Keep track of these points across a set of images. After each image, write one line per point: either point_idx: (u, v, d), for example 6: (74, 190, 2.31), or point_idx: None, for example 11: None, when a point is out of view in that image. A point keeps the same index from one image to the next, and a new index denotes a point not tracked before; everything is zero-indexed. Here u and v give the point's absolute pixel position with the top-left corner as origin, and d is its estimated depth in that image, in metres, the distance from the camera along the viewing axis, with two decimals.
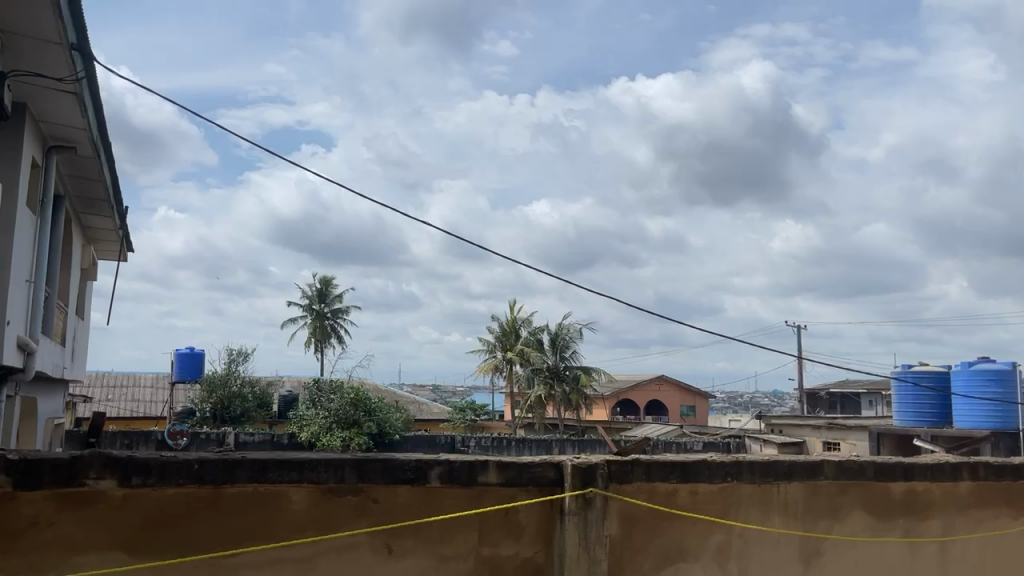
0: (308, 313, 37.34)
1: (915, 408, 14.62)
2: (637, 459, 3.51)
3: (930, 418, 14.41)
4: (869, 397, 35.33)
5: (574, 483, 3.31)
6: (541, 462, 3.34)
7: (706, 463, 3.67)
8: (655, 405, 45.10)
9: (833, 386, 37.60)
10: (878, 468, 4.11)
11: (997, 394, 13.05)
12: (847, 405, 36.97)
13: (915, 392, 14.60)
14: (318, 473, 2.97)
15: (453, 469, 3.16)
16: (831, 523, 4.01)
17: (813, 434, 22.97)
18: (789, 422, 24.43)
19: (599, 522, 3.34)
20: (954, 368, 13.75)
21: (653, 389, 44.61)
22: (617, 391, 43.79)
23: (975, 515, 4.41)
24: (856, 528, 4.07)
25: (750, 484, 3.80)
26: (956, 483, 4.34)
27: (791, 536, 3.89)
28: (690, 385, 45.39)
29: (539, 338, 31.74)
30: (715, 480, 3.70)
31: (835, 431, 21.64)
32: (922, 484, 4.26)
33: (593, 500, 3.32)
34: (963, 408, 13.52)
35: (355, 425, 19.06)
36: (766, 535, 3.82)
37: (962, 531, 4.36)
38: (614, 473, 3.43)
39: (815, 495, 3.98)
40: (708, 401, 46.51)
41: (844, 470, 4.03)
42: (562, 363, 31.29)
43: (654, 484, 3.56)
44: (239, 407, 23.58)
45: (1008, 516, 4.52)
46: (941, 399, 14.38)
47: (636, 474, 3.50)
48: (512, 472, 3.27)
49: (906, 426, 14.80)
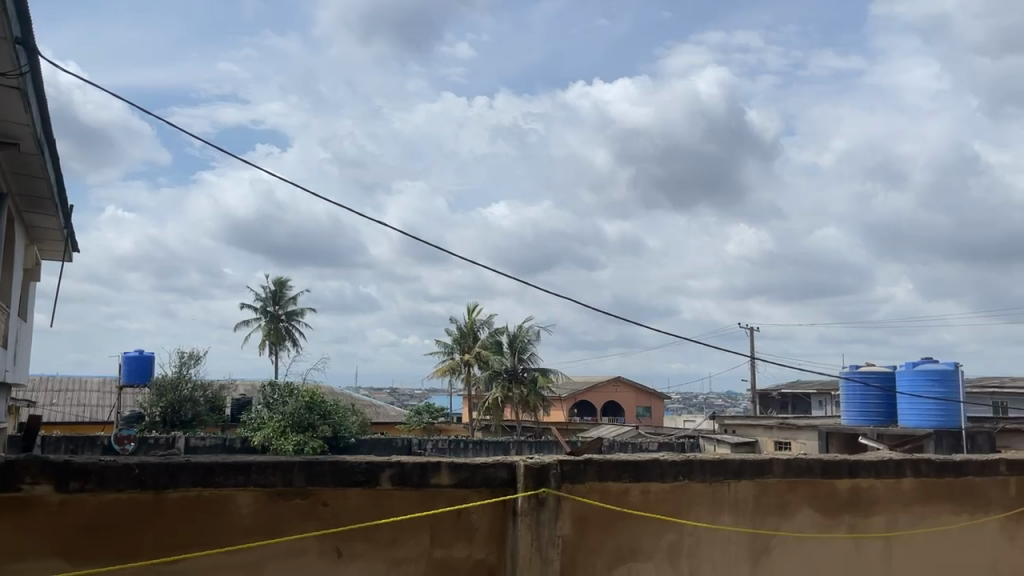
0: (262, 316, 36.79)
1: (862, 407, 14.98)
2: (590, 459, 3.53)
3: (877, 417, 14.79)
4: (820, 397, 36.13)
5: (527, 483, 3.31)
6: (494, 463, 3.33)
7: (658, 462, 3.70)
8: (611, 407, 45.49)
9: (785, 387, 38.37)
10: (824, 466, 4.20)
11: (940, 393, 13.45)
12: (798, 406, 37.74)
13: (862, 391, 14.97)
14: (265, 477, 2.92)
15: (405, 471, 3.13)
16: (779, 520, 4.08)
17: (764, 434, 23.40)
18: (742, 421, 24.84)
19: (551, 522, 3.35)
20: (900, 368, 14.13)
21: (609, 390, 45.00)
22: (574, 393, 44.00)
23: (918, 510, 4.53)
24: (803, 525, 4.15)
25: (701, 482, 3.84)
26: (900, 479, 4.46)
27: (741, 535, 3.95)
28: (647, 386, 45.85)
29: (497, 340, 31.73)
30: (667, 479, 3.74)
31: (786, 431, 22.07)
32: (867, 481, 4.36)
33: (546, 501, 3.33)
34: (908, 406, 13.87)
35: (309, 429, 18.81)
36: (717, 533, 3.87)
37: (905, 527, 4.47)
38: (567, 473, 3.45)
39: (764, 492, 4.05)
40: (663, 402, 47.09)
41: (792, 467, 4.11)
42: (520, 365, 31.40)
43: (606, 484, 3.58)
44: (190, 411, 23.09)
45: (951, 511, 4.65)
46: (887, 399, 14.76)
47: (589, 474, 3.51)
48: (465, 473, 3.26)
49: (854, 425, 15.18)
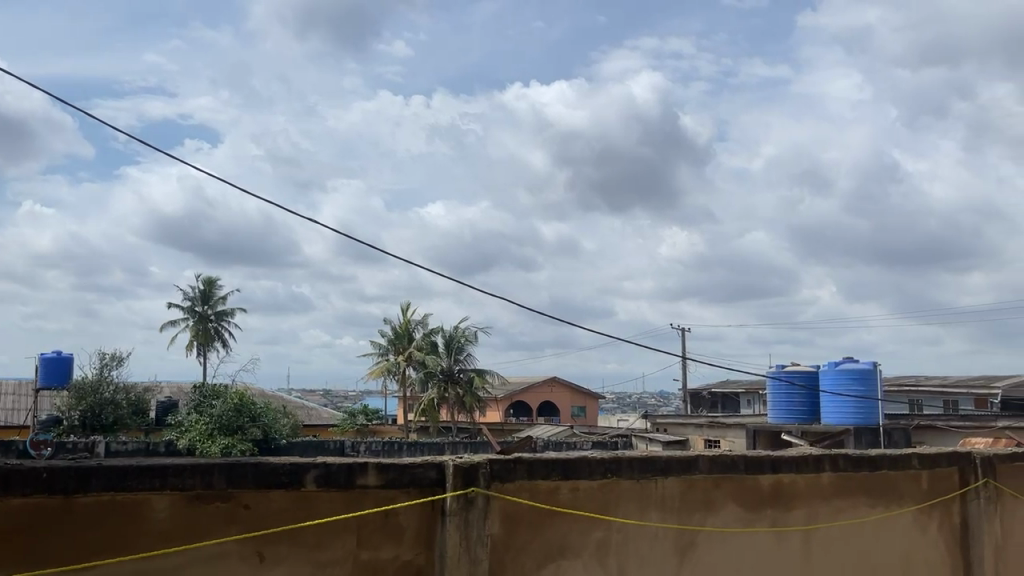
0: (190, 316, 35.73)
1: (788, 404, 15.50)
2: (519, 458, 3.54)
3: (801, 415, 15.30)
4: (748, 396, 37.17)
5: (455, 483, 3.30)
6: (422, 463, 3.30)
7: (587, 460, 3.74)
8: (547, 407, 45.78)
9: (715, 386, 39.31)
10: (748, 462, 4.31)
11: (860, 392, 14.01)
12: (727, 404, 38.70)
13: (788, 390, 15.48)
14: (183, 480, 2.84)
15: (331, 472, 3.08)
16: (705, 515, 4.16)
17: (695, 432, 23.91)
18: (673, 420, 25.34)
19: (480, 521, 3.35)
20: (822, 367, 14.69)
21: (545, 391, 45.28)
22: (510, 394, 44.17)
23: (836, 504, 4.69)
24: (728, 520, 4.25)
25: (629, 480, 3.90)
26: (819, 475, 4.61)
27: (668, 531, 4.01)
28: (582, 386, 46.33)
29: (433, 341, 31.58)
30: (596, 476, 3.78)
31: (715, 429, 22.59)
32: (788, 476, 4.50)
33: (475, 500, 3.34)
34: (831, 404, 14.39)
35: (238, 432, 18.33)
36: (644, 530, 3.93)
37: (824, 520, 4.62)
38: (497, 472, 3.45)
39: (690, 488, 4.13)
40: (598, 402, 47.65)
41: (718, 464, 4.20)
42: (456, 366, 31.26)
43: (536, 483, 3.59)
44: (111, 414, 22.25)
45: (867, 504, 4.83)
46: (811, 397, 15.28)
47: (518, 473, 3.52)
48: (392, 474, 3.22)
49: (780, 423, 15.67)
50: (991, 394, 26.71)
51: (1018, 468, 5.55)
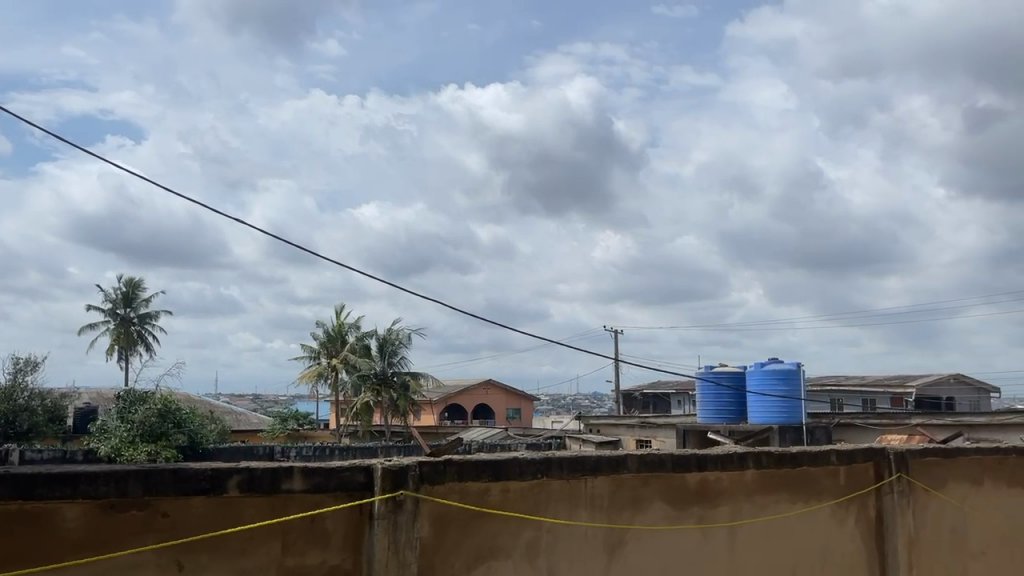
0: (111, 318, 34.40)
1: (716, 405, 15.90)
2: (449, 460, 3.53)
3: (729, 414, 15.73)
4: (678, 396, 37.99)
5: (384, 487, 3.27)
6: (350, 467, 3.26)
7: (518, 461, 3.75)
8: (481, 409, 45.80)
9: (647, 387, 40.06)
10: (675, 460, 4.40)
11: (785, 392, 14.52)
12: (658, 405, 39.46)
13: (716, 391, 15.86)
14: (98, 488, 2.73)
15: (254, 477, 3.01)
16: (633, 514, 4.23)
17: (627, 432, 24.29)
18: (606, 421, 25.69)
19: (409, 524, 3.32)
20: (748, 368, 15.21)
21: (480, 393, 45.27)
22: (445, 397, 43.99)
23: (759, 500, 4.83)
24: (655, 518, 4.32)
25: (560, 480, 3.93)
26: (743, 472, 4.74)
27: (597, 530, 4.06)
28: (516, 388, 46.50)
29: (366, 344, 31.23)
30: (526, 477, 3.80)
31: (647, 429, 23.00)
32: (714, 473, 4.61)
33: (404, 503, 3.31)
34: (757, 404, 14.87)
35: (163, 438, 17.74)
36: (574, 529, 3.96)
37: (747, 516, 4.75)
38: (426, 475, 3.43)
39: (619, 487, 4.18)
40: (532, 404, 47.94)
41: (646, 463, 4.27)
42: (390, 369, 30.96)
43: (466, 485, 3.59)
44: (26, 422, 21.24)
45: (789, 499, 4.99)
46: (738, 397, 15.73)
47: (449, 474, 3.51)
48: (318, 479, 3.16)
49: (709, 423, 16.07)
50: (905, 392, 28.02)
51: (930, 464, 5.81)
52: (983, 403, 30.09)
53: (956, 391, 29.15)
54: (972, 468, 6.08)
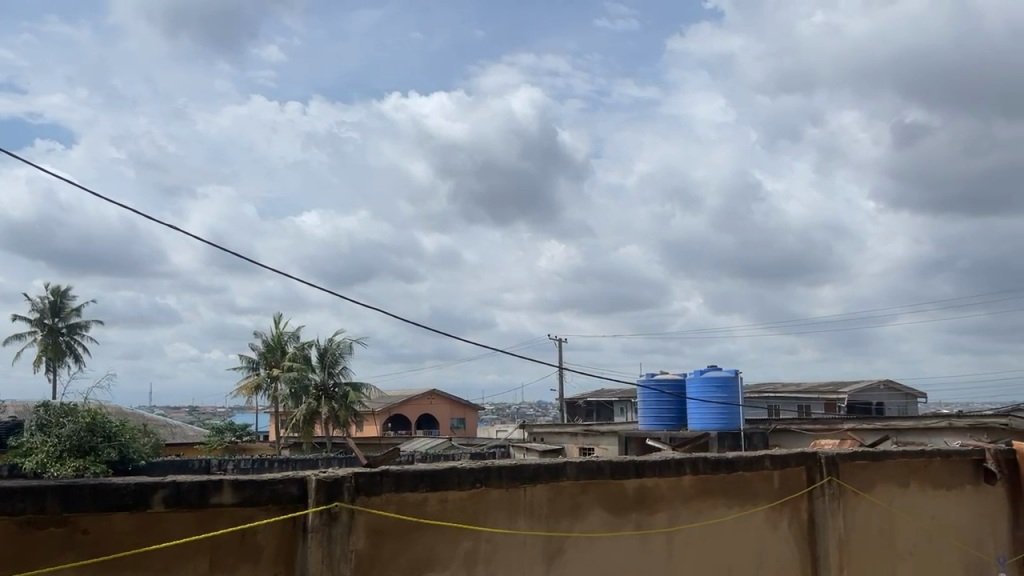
0: (38, 329, 33.10)
1: (656, 412, 16.12)
2: (386, 470, 3.48)
3: (669, 421, 15.98)
4: (621, 404, 38.46)
5: (318, 499, 3.20)
6: (282, 479, 3.18)
7: (456, 470, 3.73)
8: (425, 419, 45.51)
9: (590, 395, 40.42)
10: (613, 467, 4.43)
11: (723, 398, 14.85)
12: (601, 412, 39.83)
13: (656, 398, 16.08)
14: (15, 504, 2.60)
15: (181, 491, 2.91)
16: (572, 521, 4.24)
17: (570, 440, 24.44)
18: (549, 429, 25.81)
19: (344, 537, 3.27)
20: (688, 375, 15.54)
21: (423, 403, 44.99)
22: (388, 407, 43.55)
23: (697, 505, 4.90)
24: (594, 525, 4.34)
25: (498, 489, 3.91)
26: (681, 477, 4.80)
27: (536, 538, 4.05)
28: (461, 398, 46.37)
29: (307, 354, 30.75)
30: (465, 486, 3.78)
31: (589, 437, 23.19)
32: (652, 480, 4.66)
33: (339, 515, 3.25)
34: (696, 411, 15.15)
35: (91, 453, 17.08)
36: (512, 538, 3.95)
37: (685, 522, 4.81)
38: (361, 486, 3.38)
39: (558, 495, 4.20)
40: (476, 413, 47.87)
41: (584, 470, 4.29)
42: (330, 380, 30.58)
43: (404, 495, 3.55)
44: None
45: (725, 504, 5.08)
46: (678, 404, 15.99)
47: (385, 485, 3.46)
48: (249, 491, 3.08)
49: (650, 430, 16.28)
50: (838, 398, 28.95)
51: (859, 467, 5.99)
52: (910, 408, 31.26)
53: (885, 397, 30.24)
54: (898, 471, 6.28)
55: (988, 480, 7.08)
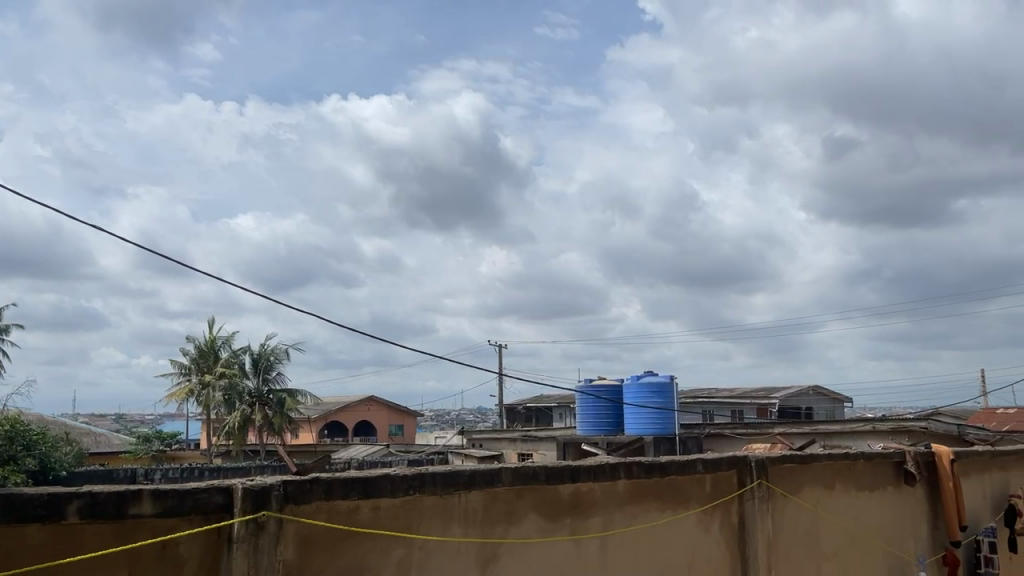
0: None
1: (594, 417, 16.28)
2: (316, 478, 3.41)
3: (607, 426, 16.16)
4: (560, 410, 38.72)
5: (244, 508, 3.11)
6: (207, 488, 3.08)
7: (389, 477, 3.67)
8: (363, 426, 44.97)
9: (529, 401, 40.59)
10: (548, 472, 4.43)
11: (659, 403, 15.10)
12: (540, 418, 40.04)
13: (594, 403, 16.25)
14: None
15: (98, 502, 2.80)
16: (507, 527, 4.23)
17: (509, 446, 24.48)
18: (488, 436, 25.82)
19: (271, 547, 3.19)
20: (625, 380, 15.77)
21: (361, 410, 44.46)
22: (325, 414, 42.84)
23: (630, 509, 4.95)
24: (529, 530, 4.34)
25: (432, 495, 3.87)
26: (615, 482, 4.84)
27: (470, 544, 4.03)
28: (400, 404, 45.94)
29: (240, 360, 30.05)
30: (398, 494, 3.72)
31: (528, 443, 23.27)
32: (587, 484, 4.68)
33: (266, 524, 3.17)
34: (633, 416, 15.36)
35: (11, 463, 16.28)
36: (446, 545, 3.91)
37: (619, 526, 4.85)
38: (290, 493, 3.31)
39: (493, 501, 4.18)
40: (415, 419, 47.53)
41: (520, 476, 4.28)
42: (265, 386, 29.93)
43: (334, 503, 3.48)
44: None
45: (658, 508, 5.14)
46: (615, 409, 16.19)
47: (315, 493, 3.39)
48: (171, 501, 2.97)
49: (587, 435, 16.43)
50: (770, 403, 29.73)
51: (787, 469, 6.14)
52: (838, 412, 32.30)
53: (814, 401, 31.21)
54: (824, 473, 6.47)
55: (909, 481, 7.35)
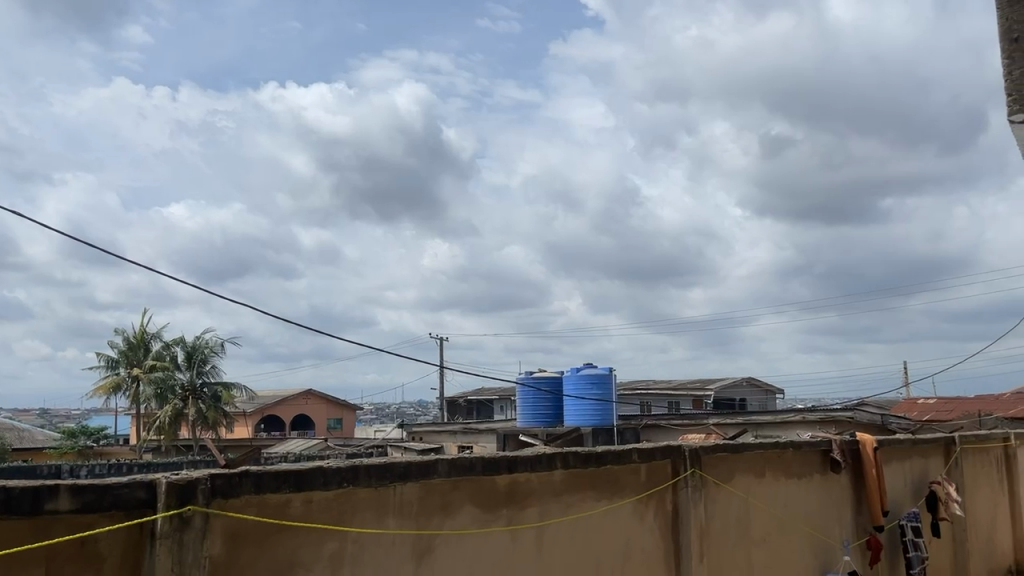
0: None
1: (534, 409, 16.40)
2: (246, 471, 3.33)
3: (546, 418, 16.28)
4: (500, 402, 38.86)
5: (168, 503, 3.01)
6: (129, 483, 2.98)
7: (322, 470, 3.62)
8: (301, 420, 44.30)
9: (470, 394, 40.64)
10: (485, 463, 4.43)
11: (598, 395, 15.31)
12: (481, 411, 40.16)
13: (534, 395, 16.35)
14: None
15: (12, 497, 2.67)
16: (442, 519, 4.20)
17: (449, 439, 24.49)
18: (428, 428, 25.77)
19: (197, 543, 3.10)
20: (565, 373, 15.94)
21: (300, 404, 43.77)
22: (261, 408, 42.06)
23: (567, 499, 4.98)
24: (465, 521, 4.32)
25: (367, 488, 3.82)
26: (552, 472, 4.87)
27: (405, 537, 3.99)
28: (338, 398, 45.39)
29: (172, 353, 29.26)
30: (331, 486, 3.66)
31: (467, 436, 23.31)
32: (523, 475, 4.69)
33: (191, 520, 3.08)
34: (573, 407, 15.54)
35: None
36: (380, 537, 3.87)
37: (554, 516, 4.88)
38: (218, 488, 3.22)
39: (428, 493, 4.15)
40: (355, 413, 47.05)
41: (456, 467, 4.27)
42: (198, 379, 29.22)
43: (264, 497, 3.41)
44: None
45: (593, 498, 5.19)
46: (555, 401, 16.32)
47: (244, 487, 3.32)
48: (89, 497, 2.87)
49: (527, 426, 16.53)
50: (705, 395, 30.46)
51: (720, 459, 6.28)
52: (770, 404, 33.29)
53: (748, 393, 32.08)
54: (755, 461, 6.64)
55: (834, 469, 7.59)
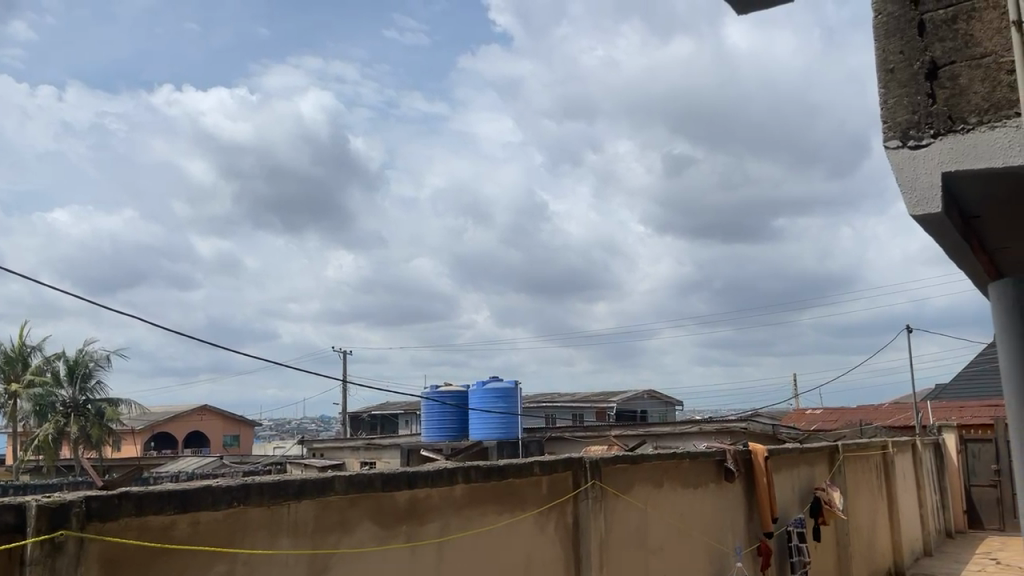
0: None
1: (438, 423, 16.25)
2: (125, 493, 3.14)
3: (451, 432, 16.15)
4: (405, 417, 38.40)
5: (39, 528, 2.80)
6: None
7: (210, 489, 3.46)
8: (195, 437, 42.52)
9: (374, 409, 40.04)
10: (384, 479, 4.33)
11: (503, 408, 15.34)
12: (386, 425, 39.61)
13: (440, 409, 16.23)
14: None
15: None
16: (339, 537, 4.09)
17: (352, 455, 24.04)
18: (329, 444, 25.20)
19: (70, 570, 2.90)
20: (471, 386, 15.91)
21: (194, 420, 42.02)
22: (151, 425, 40.00)
23: (467, 514, 4.94)
24: (363, 539, 4.22)
25: (258, 508, 3.68)
26: (452, 486, 4.83)
27: (300, 556, 3.86)
28: (235, 413, 43.83)
29: (53, 367, 27.56)
30: (220, 506, 3.50)
31: (372, 451, 22.92)
32: (423, 490, 4.63)
33: (64, 545, 2.88)
34: (478, 420, 15.50)
35: None
36: (273, 558, 3.73)
37: (455, 531, 4.83)
38: (94, 511, 3.02)
39: (325, 510, 4.03)
40: (253, 428, 45.54)
41: (354, 483, 4.15)
42: (82, 396, 27.77)
43: (147, 520, 3.23)
44: None
45: (494, 511, 5.17)
46: (460, 415, 16.23)
47: (124, 509, 3.12)
48: None
49: (432, 441, 16.35)
50: (608, 407, 31.05)
51: (620, 469, 6.39)
52: (670, 415, 34.27)
53: (648, 405, 32.92)
54: (653, 471, 6.79)
55: (728, 477, 7.85)
